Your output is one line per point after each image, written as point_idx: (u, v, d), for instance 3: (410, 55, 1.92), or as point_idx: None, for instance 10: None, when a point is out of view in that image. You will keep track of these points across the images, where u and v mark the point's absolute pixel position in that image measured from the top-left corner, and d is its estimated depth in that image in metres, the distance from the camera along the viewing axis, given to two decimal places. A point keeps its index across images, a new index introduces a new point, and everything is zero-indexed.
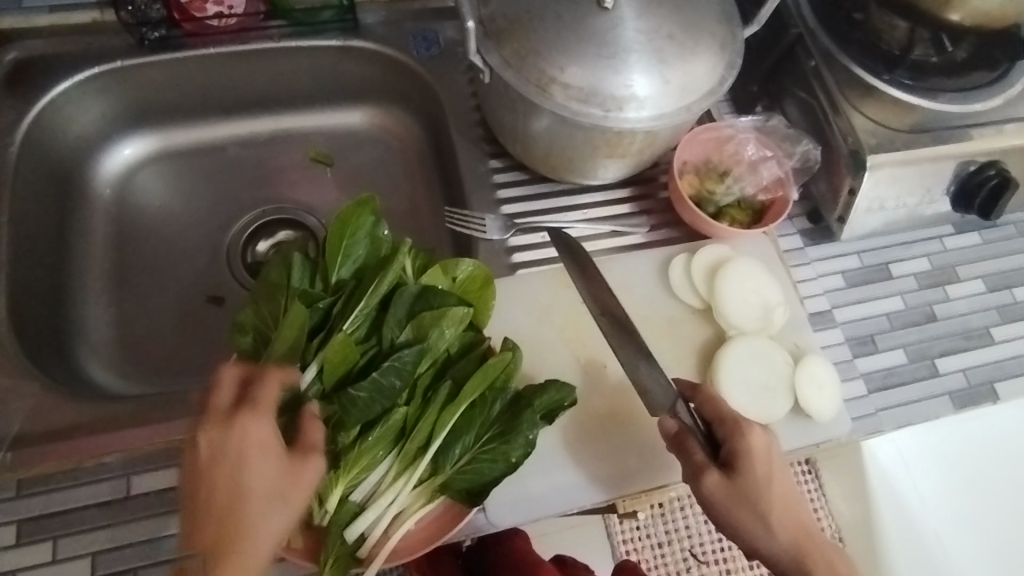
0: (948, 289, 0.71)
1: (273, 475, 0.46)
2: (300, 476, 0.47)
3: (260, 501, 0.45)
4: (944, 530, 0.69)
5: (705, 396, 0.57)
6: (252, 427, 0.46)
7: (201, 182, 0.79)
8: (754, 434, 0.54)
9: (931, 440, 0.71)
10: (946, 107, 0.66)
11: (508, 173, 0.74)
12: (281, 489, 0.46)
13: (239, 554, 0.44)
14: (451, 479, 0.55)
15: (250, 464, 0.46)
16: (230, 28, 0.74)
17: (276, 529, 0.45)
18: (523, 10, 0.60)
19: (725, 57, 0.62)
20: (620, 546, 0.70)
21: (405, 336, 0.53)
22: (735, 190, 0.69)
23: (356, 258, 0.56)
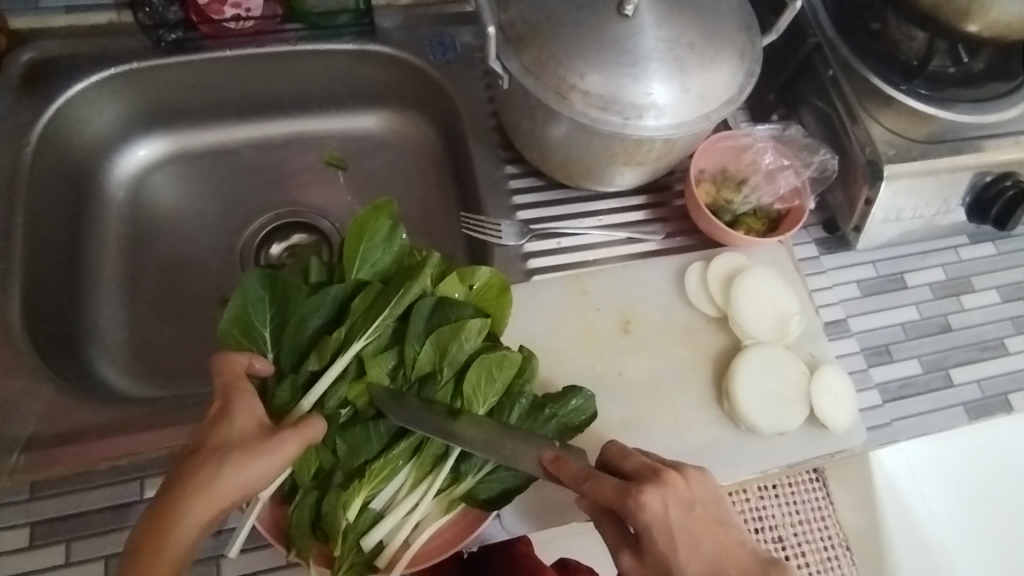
0: (963, 300, 0.71)
1: (242, 436, 0.47)
2: (262, 448, 0.46)
3: (213, 459, 0.46)
4: (957, 548, 0.63)
5: (581, 483, 0.48)
6: (235, 393, 0.48)
7: (215, 184, 0.79)
8: (646, 508, 0.45)
9: (940, 451, 0.66)
10: (962, 118, 0.67)
11: (524, 179, 0.74)
12: (233, 454, 0.46)
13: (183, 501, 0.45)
14: (475, 488, 0.55)
15: (222, 423, 0.47)
16: (247, 31, 0.74)
17: (219, 490, 0.45)
18: (544, 16, 0.60)
19: (744, 65, 0.62)
20: None
21: (426, 354, 0.53)
22: (752, 200, 0.69)
23: (376, 264, 0.56)
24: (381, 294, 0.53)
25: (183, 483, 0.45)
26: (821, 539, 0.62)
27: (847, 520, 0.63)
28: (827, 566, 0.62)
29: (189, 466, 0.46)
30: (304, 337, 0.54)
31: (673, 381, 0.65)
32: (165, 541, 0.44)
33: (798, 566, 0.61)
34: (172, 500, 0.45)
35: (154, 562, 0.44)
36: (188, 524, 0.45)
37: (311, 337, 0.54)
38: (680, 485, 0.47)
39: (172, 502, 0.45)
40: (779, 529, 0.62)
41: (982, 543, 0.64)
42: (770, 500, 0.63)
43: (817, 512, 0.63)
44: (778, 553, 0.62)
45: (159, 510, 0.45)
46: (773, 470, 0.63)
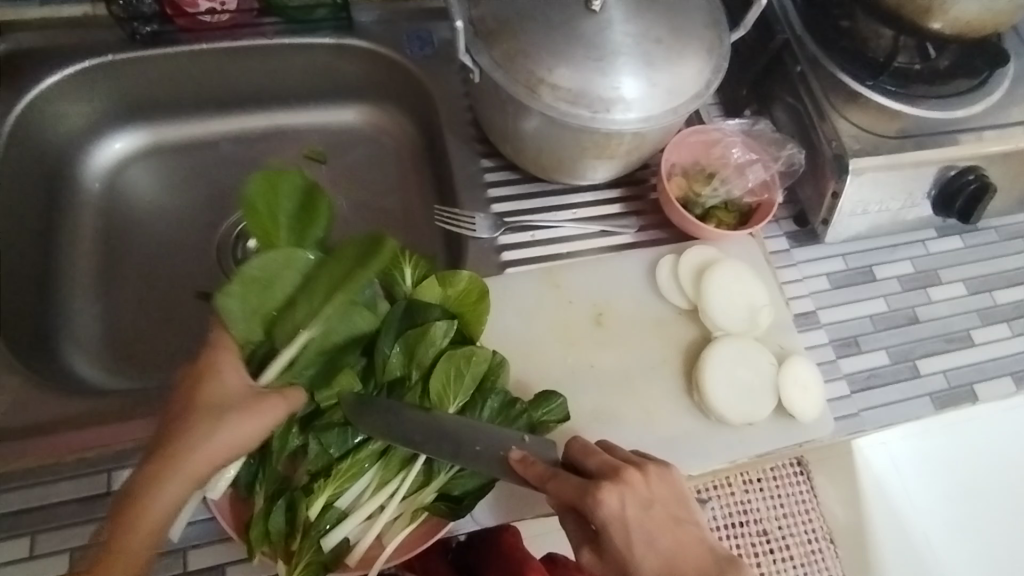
0: (931, 292, 0.72)
1: (226, 399, 0.48)
2: (252, 409, 0.47)
3: (205, 417, 0.46)
4: (937, 538, 0.64)
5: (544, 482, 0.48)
6: (216, 361, 0.49)
7: (191, 178, 0.79)
8: (603, 506, 0.46)
9: (922, 445, 0.67)
10: (929, 115, 0.68)
11: (499, 172, 0.74)
12: (229, 412, 0.47)
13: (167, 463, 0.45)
14: (447, 486, 0.55)
15: (204, 388, 0.47)
16: (223, 24, 0.74)
17: (211, 449, 0.45)
18: (514, 11, 0.61)
19: (712, 61, 0.63)
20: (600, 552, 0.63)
21: (396, 358, 0.54)
22: (722, 193, 0.70)
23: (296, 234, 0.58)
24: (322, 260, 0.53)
25: (176, 440, 0.46)
26: (805, 533, 0.63)
27: (829, 511, 0.64)
28: (811, 560, 0.62)
29: (180, 425, 0.46)
30: (248, 313, 0.51)
31: (645, 372, 0.66)
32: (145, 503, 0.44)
33: (783, 559, 0.62)
34: (162, 459, 0.45)
35: (134, 526, 0.44)
36: (173, 487, 0.45)
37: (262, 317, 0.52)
38: (639, 483, 0.48)
39: (159, 461, 0.45)
40: (764, 522, 0.63)
41: (958, 532, 0.65)
42: (755, 493, 0.64)
43: (801, 505, 0.64)
44: (764, 546, 0.62)
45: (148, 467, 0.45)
46: (742, 460, 0.63)
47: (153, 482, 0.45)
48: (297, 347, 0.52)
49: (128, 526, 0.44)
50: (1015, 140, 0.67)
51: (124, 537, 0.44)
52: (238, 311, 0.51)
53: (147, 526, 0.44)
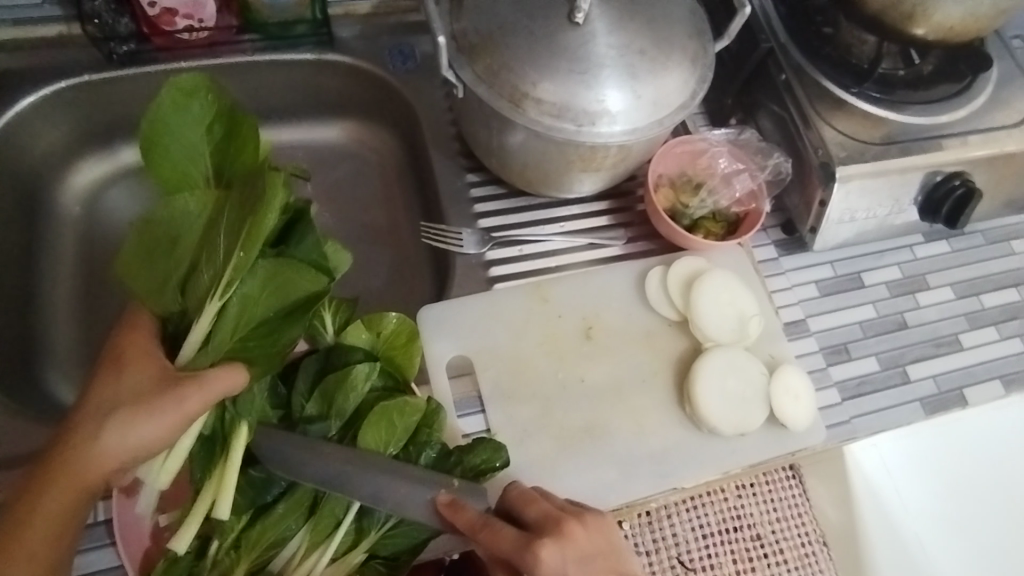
0: (919, 297, 0.72)
1: (126, 393, 0.47)
2: (148, 406, 0.46)
3: (106, 414, 0.46)
4: (928, 540, 0.64)
5: (484, 536, 0.49)
6: (126, 351, 0.49)
7: None
8: (542, 561, 0.47)
9: (914, 445, 0.67)
10: (913, 120, 0.68)
11: (485, 187, 0.74)
12: (130, 405, 0.46)
13: (66, 459, 0.46)
14: (376, 545, 0.56)
15: (109, 380, 0.47)
16: (201, 42, 0.73)
17: (111, 442, 0.46)
18: (495, 26, 0.61)
19: (695, 72, 0.63)
20: None
21: (313, 407, 0.55)
22: (709, 203, 0.70)
23: (205, 167, 0.51)
24: (233, 211, 0.48)
25: (80, 432, 0.46)
26: (799, 536, 0.62)
27: (822, 513, 0.63)
28: (804, 563, 0.61)
29: (82, 420, 0.47)
30: (159, 277, 0.49)
31: (636, 385, 0.65)
32: (45, 496, 0.46)
33: (777, 563, 0.61)
34: (61, 454, 0.46)
35: (38, 519, 0.46)
36: (67, 482, 0.46)
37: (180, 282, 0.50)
38: (579, 536, 0.49)
39: (60, 455, 0.46)
40: (757, 527, 0.62)
41: (950, 533, 0.65)
42: (747, 499, 0.63)
43: (794, 509, 0.63)
44: (758, 552, 0.61)
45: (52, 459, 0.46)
46: (735, 471, 0.63)
47: (52, 476, 0.46)
48: (217, 318, 0.49)
49: (30, 516, 0.46)
50: (999, 144, 0.68)
51: (27, 526, 0.46)
52: (146, 275, 0.49)
53: (48, 520, 0.46)
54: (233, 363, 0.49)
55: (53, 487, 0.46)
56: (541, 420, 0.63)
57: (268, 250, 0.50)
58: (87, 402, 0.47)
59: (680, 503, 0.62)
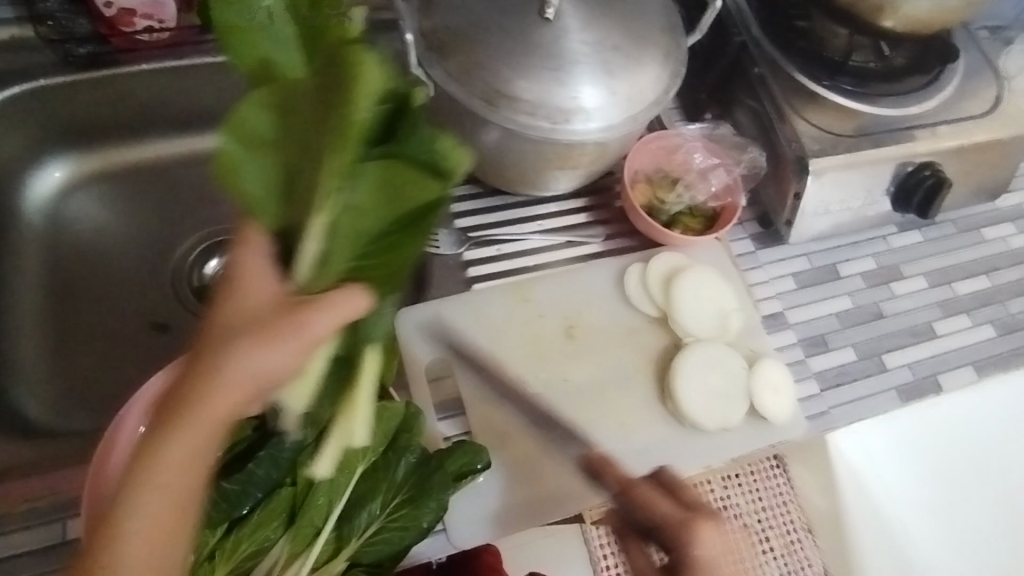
0: (893, 287, 0.73)
1: (246, 320, 0.37)
2: (270, 333, 0.36)
3: (224, 345, 0.37)
4: (910, 520, 0.65)
5: (642, 503, 0.47)
6: (238, 269, 0.38)
7: (141, 204, 0.77)
8: (703, 543, 0.43)
9: (897, 429, 0.67)
10: (885, 112, 0.69)
11: (461, 186, 0.72)
12: (228, 337, 0.37)
13: (183, 398, 0.36)
14: (357, 553, 0.55)
15: (225, 306, 0.37)
16: (162, 42, 0.72)
17: (216, 388, 0.36)
18: (467, 23, 0.60)
19: (669, 67, 0.63)
20: (597, 557, 0.59)
21: None
22: (686, 198, 0.70)
23: (288, 48, 0.36)
24: (331, 95, 0.35)
25: (182, 379, 0.37)
26: (784, 524, 0.63)
27: (806, 499, 0.64)
28: (790, 550, 0.62)
29: (197, 354, 0.37)
30: (261, 186, 0.37)
31: (618, 383, 0.65)
32: (153, 449, 0.36)
33: (763, 551, 0.62)
34: (177, 397, 0.36)
35: (154, 484, 0.36)
36: (182, 429, 0.36)
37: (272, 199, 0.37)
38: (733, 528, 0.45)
39: (174, 398, 0.36)
40: (744, 516, 0.62)
41: (930, 513, 0.66)
42: (734, 490, 0.63)
43: (780, 498, 0.64)
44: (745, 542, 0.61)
45: (159, 418, 0.37)
46: (717, 466, 0.64)
47: (166, 423, 0.36)
48: (327, 237, 0.38)
49: (142, 476, 0.36)
50: (968, 135, 0.69)
51: (141, 485, 0.36)
52: (245, 184, 0.36)
53: (175, 477, 0.36)
54: (351, 287, 0.39)
55: (165, 436, 0.36)
56: (525, 421, 0.63)
57: (371, 149, 0.39)
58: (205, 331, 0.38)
59: None
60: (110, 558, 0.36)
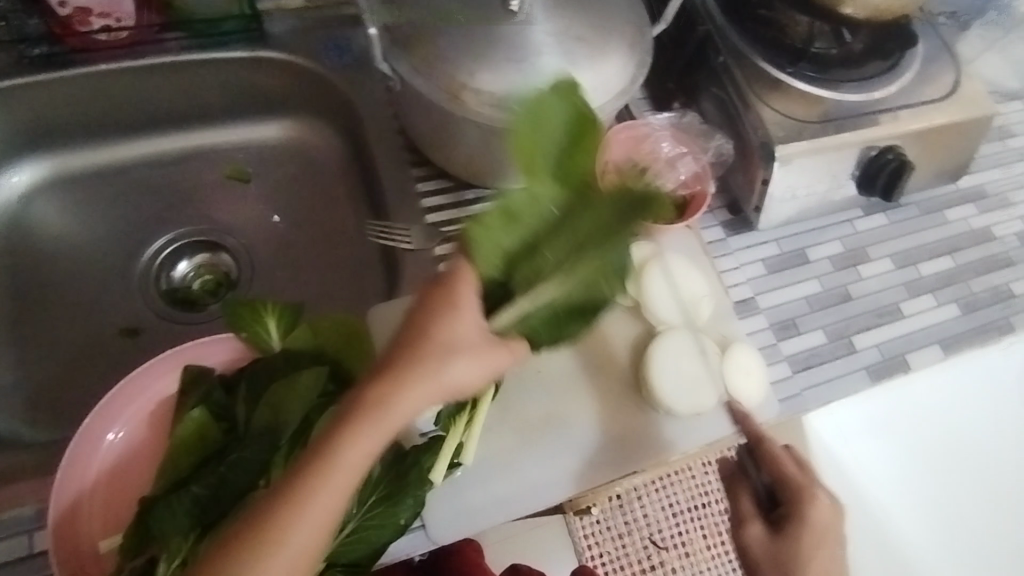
0: (861, 269, 0.74)
1: (461, 341, 0.52)
2: (478, 353, 0.53)
3: (444, 353, 0.51)
4: (882, 490, 0.71)
5: (770, 459, 0.58)
6: (456, 297, 0.53)
7: (106, 209, 0.76)
8: (820, 506, 0.54)
9: (871, 408, 0.70)
10: (847, 98, 0.70)
11: (431, 181, 0.72)
12: (445, 350, 0.51)
13: (410, 381, 0.49)
14: (334, 554, 0.54)
15: (443, 322, 0.52)
16: (121, 42, 0.71)
17: (428, 377, 0.49)
18: (430, 18, 0.60)
19: (635, 57, 0.63)
20: (582, 543, 0.66)
21: (258, 417, 0.55)
22: (657, 187, 0.69)
23: (559, 175, 0.56)
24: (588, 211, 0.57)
25: (400, 366, 0.49)
26: None
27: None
28: None
29: (417, 352, 0.50)
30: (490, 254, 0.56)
31: (592, 373, 0.65)
32: (376, 413, 0.47)
33: None
34: (395, 380, 0.48)
35: (362, 438, 0.46)
36: (402, 407, 0.47)
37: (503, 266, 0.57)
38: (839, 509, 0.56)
39: (398, 380, 0.48)
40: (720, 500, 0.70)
41: (894, 483, 0.72)
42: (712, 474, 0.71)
43: None
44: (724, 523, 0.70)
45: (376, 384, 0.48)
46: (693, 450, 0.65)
47: (393, 396, 0.47)
48: (529, 302, 0.59)
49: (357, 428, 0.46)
50: (928, 118, 0.70)
51: (356, 438, 0.46)
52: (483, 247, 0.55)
53: (379, 435, 0.47)
54: (520, 339, 0.59)
55: (390, 405, 0.47)
56: (500, 413, 0.63)
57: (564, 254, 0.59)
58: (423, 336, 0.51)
59: (649, 484, 0.70)
60: (310, 488, 0.44)
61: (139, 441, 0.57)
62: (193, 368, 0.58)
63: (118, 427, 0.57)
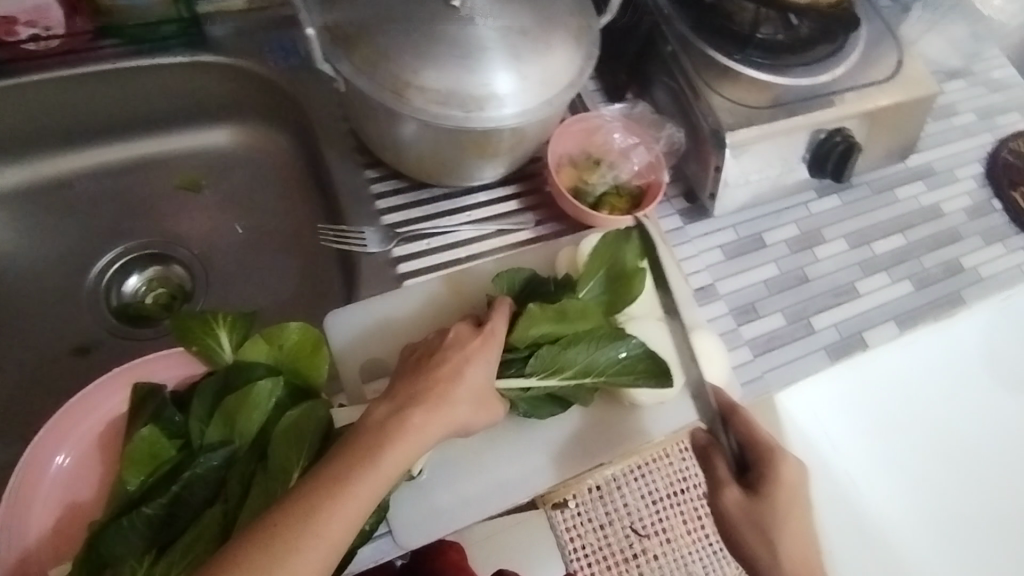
0: (816, 251, 0.76)
1: (481, 383, 0.52)
2: (489, 406, 0.53)
3: (465, 396, 0.51)
4: (854, 470, 0.71)
5: (742, 420, 0.55)
6: (474, 343, 0.53)
7: (47, 225, 0.73)
8: (789, 465, 0.52)
9: (840, 388, 0.72)
10: (796, 82, 0.70)
11: (386, 182, 0.71)
12: (468, 391, 0.51)
13: (434, 414, 0.49)
14: None
15: (469, 364, 0.52)
16: (53, 51, 0.68)
17: (446, 412, 0.49)
18: (371, 14, 0.59)
19: (582, 48, 0.62)
20: (564, 536, 0.71)
21: (213, 430, 0.53)
22: (610, 178, 0.71)
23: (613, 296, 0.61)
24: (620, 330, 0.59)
25: (421, 399, 0.49)
26: None
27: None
28: None
29: (437, 388, 0.50)
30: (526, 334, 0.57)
31: None
32: (397, 442, 0.46)
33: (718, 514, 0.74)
34: (415, 410, 0.48)
35: (386, 466, 0.45)
36: (419, 443, 0.47)
37: (534, 337, 0.58)
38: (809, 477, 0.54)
39: (420, 415, 0.48)
40: (701, 486, 0.74)
41: (869, 463, 0.71)
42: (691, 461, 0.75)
43: None
44: (703, 508, 0.73)
45: (399, 412, 0.48)
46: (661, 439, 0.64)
47: (413, 428, 0.47)
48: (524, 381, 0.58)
49: (378, 456, 0.45)
50: (873, 99, 0.71)
51: (375, 464, 0.45)
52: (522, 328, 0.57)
53: (395, 467, 0.45)
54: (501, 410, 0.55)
55: (413, 435, 0.47)
56: None
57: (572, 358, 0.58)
58: (443, 370, 0.51)
59: (627, 474, 0.73)
60: (319, 513, 0.42)
61: (88, 465, 0.56)
62: (142, 386, 0.56)
63: (66, 451, 0.55)
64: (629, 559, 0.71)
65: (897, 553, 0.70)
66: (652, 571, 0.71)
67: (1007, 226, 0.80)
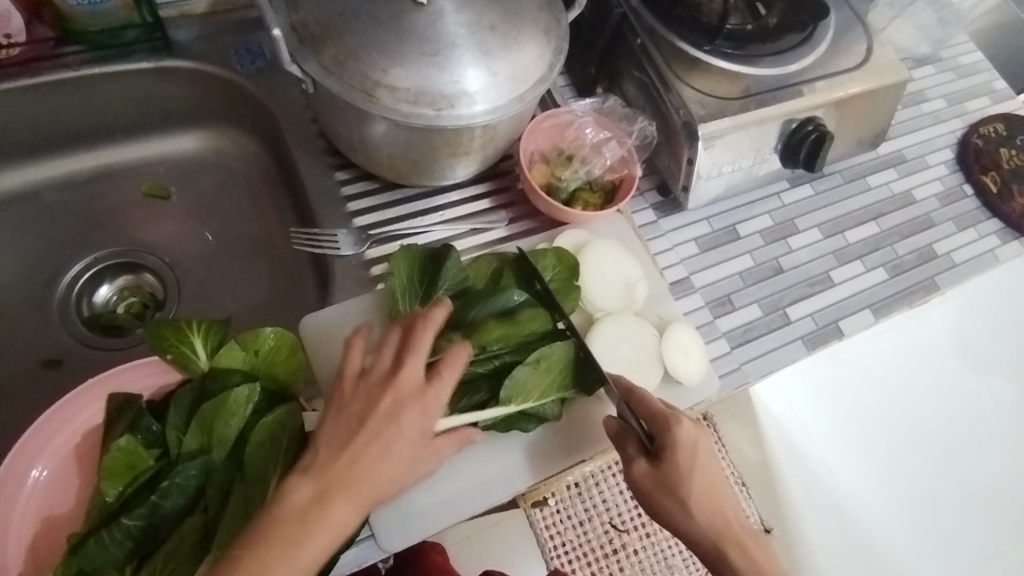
0: (790, 241, 0.76)
1: (413, 449, 0.48)
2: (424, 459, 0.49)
3: (394, 467, 0.47)
4: (831, 458, 0.72)
5: (638, 398, 0.57)
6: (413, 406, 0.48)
7: (14, 236, 0.72)
8: (681, 427, 0.55)
9: (817, 381, 0.74)
10: (765, 72, 0.70)
11: (357, 183, 0.71)
12: (398, 463, 0.47)
13: (355, 495, 0.45)
14: None
15: (403, 433, 0.47)
16: (15, 59, 0.66)
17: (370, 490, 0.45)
18: (336, 13, 0.58)
19: (550, 44, 0.62)
20: (544, 533, 0.72)
21: (190, 439, 0.52)
22: (583, 173, 0.71)
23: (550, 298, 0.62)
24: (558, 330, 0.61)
25: (342, 478, 0.45)
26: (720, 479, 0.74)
27: (738, 453, 0.74)
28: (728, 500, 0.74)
29: (364, 468, 0.45)
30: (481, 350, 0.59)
31: None
32: (315, 529, 0.43)
33: None
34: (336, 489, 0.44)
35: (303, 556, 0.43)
36: (340, 527, 0.44)
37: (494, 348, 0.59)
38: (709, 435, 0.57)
39: (342, 496, 0.44)
40: None
41: (848, 453, 0.72)
42: None
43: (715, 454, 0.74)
44: None
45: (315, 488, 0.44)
46: None
47: (334, 515, 0.44)
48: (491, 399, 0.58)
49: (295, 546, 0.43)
50: (843, 87, 0.71)
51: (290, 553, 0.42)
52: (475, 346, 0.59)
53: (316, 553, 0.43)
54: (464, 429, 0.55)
55: (331, 522, 0.44)
56: None
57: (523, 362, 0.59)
58: (370, 440, 0.46)
59: (605, 470, 0.75)
60: None
61: (64, 479, 0.55)
62: (118, 396, 0.55)
63: (42, 465, 0.55)
64: (608, 554, 0.72)
65: (876, 536, 0.71)
66: (632, 565, 0.73)
67: (979, 211, 0.81)
